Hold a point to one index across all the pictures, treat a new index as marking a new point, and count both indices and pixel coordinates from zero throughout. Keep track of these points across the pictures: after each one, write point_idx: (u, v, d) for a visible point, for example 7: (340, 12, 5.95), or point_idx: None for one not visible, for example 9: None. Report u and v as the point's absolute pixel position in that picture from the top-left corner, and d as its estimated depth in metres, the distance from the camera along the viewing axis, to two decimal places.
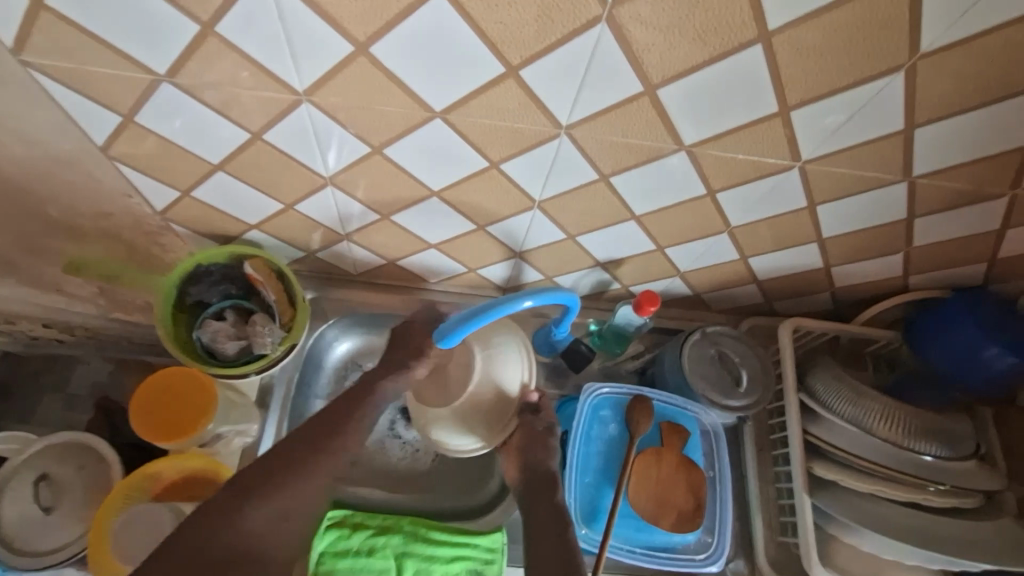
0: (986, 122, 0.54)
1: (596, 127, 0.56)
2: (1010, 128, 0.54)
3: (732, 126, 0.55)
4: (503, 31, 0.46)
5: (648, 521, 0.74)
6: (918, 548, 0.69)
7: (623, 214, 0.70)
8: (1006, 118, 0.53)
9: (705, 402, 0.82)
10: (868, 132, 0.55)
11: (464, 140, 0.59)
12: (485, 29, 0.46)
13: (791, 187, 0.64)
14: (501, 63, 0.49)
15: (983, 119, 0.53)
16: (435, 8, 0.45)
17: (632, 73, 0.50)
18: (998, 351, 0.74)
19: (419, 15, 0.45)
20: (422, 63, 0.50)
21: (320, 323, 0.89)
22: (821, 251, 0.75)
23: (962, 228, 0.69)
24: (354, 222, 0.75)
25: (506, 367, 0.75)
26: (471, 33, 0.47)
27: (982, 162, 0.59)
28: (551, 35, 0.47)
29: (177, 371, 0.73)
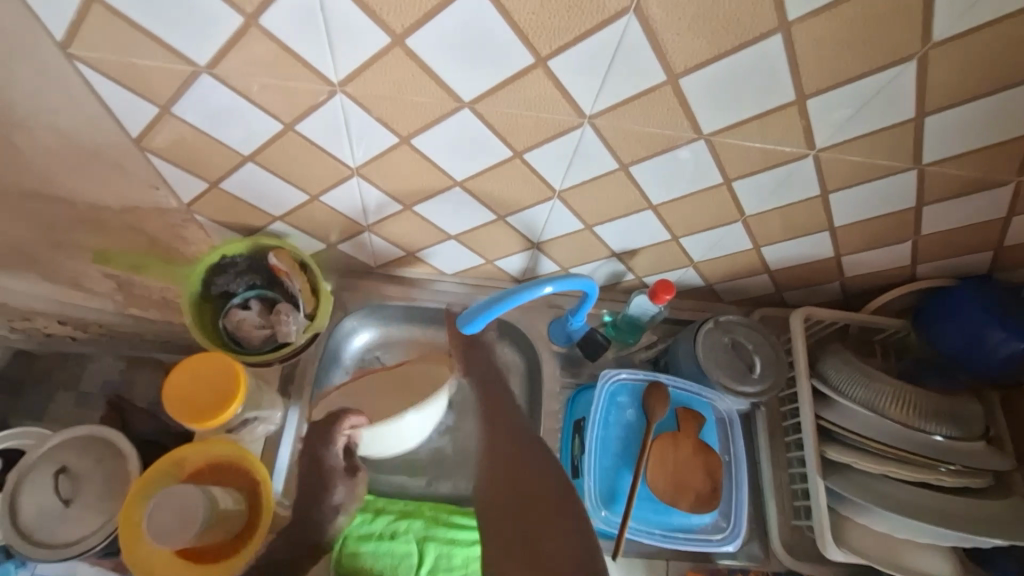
0: (996, 109, 0.56)
1: (618, 116, 0.58)
2: (1016, 115, 0.56)
3: (750, 114, 0.57)
4: (535, 23, 0.49)
5: (666, 502, 0.76)
6: (933, 525, 0.71)
7: (640, 203, 0.72)
8: (1013, 105, 0.55)
9: (720, 389, 0.84)
10: (880, 120, 0.57)
11: (490, 130, 0.61)
12: (517, 20, 0.48)
13: (803, 175, 0.66)
14: (531, 54, 0.51)
15: (992, 106, 0.55)
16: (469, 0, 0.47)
17: (656, 63, 0.52)
18: (1004, 336, 0.77)
19: (455, 7, 0.48)
20: (454, 53, 0.52)
21: (340, 314, 0.91)
22: (831, 240, 0.77)
23: (969, 216, 0.71)
24: (377, 213, 0.77)
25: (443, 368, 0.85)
26: (502, 25, 0.49)
27: (989, 149, 0.61)
28: (580, 27, 0.49)
29: (197, 362, 0.71)
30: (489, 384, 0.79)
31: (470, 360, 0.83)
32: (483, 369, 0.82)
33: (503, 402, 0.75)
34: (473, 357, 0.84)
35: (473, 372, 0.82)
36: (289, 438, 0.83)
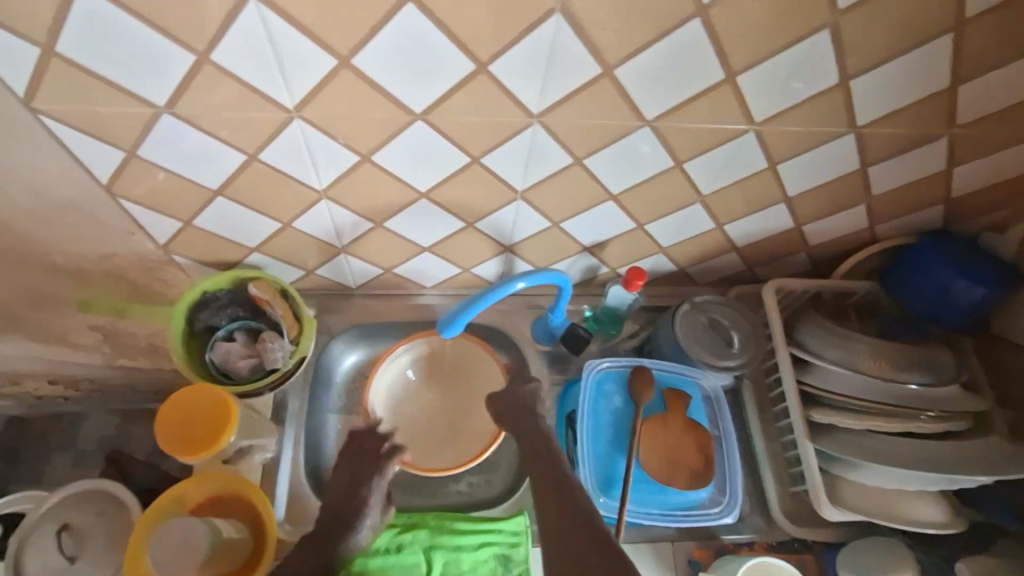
0: (914, 65, 0.59)
1: (564, 112, 0.61)
2: (933, 69, 0.60)
3: (687, 97, 0.60)
4: (471, 31, 0.52)
5: (662, 482, 0.77)
6: (920, 472, 0.72)
7: (601, 195, 0.75)
8: (928, 60, 0.59)
9: (703, 367, 0.86)
10: (809, 88, 0.61)
11: (446, 139, 0.64)
12: (452, 31, 0.51)
13: (749, 150, 0.69)
14: (470, 59, 0.54)
15: (910, 63, 0.59)
16: (405, 17, 0.50)
17: (591, 57, 0.55)
18: (968, 283, 0.80)
19: (392, 24, 0.50)
20: (398, 67, 0.54)
21: (326, 338, 0.93)
22: (789, 211, 0.80)
23: (914, 171, 0.74)
24: (350, 234, 0.79)
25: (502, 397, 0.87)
26: (440, 36, 0.52)
27: (917, 105, 0.64)
28: (513, 31, 0.52)
29: (177, 409, 0.71)
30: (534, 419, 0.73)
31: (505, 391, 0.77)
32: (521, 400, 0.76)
33: (551, 453, 0.67)
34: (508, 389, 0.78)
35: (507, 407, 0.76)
36: (287, 464, 0.84)
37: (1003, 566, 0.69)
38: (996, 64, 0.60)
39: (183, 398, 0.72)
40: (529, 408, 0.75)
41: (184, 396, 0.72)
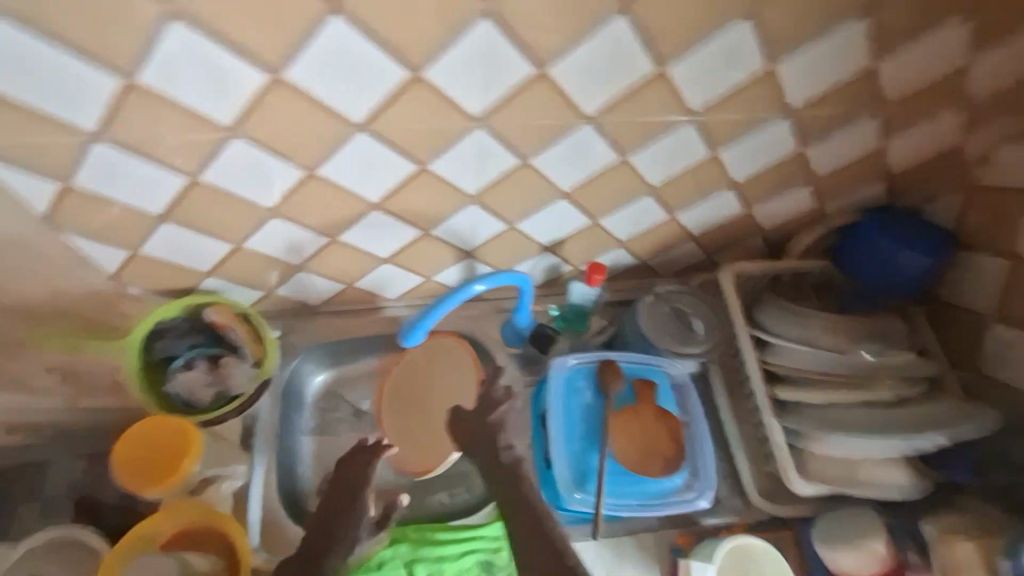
0: (829, 48, 0.63)
1: (504, 112, 0.62)
2: (848, 48, 0.63)
3: (621, 90, 0.62)
4: (401, 38, 0.54)
5: (636, 471, 0.78)
6: (881, 438, 0.73)
7: (553, 193, 0.75)
8: (840, 41, 0.62)
9: (669, 355, 0.88)
10: (736, 75, 0.63)
11: (391, 147, 0.64)
12: (383, 38, 0.53)
13: (691, 139, 0.70)
14: (406, 66, 0.56)
15: (824, 47, 0.63)
16: (335, 29, 0.52)
17: (522, 56, 0.57)
18: (912, 254, 0.82)
19: (323, 37, 0.52)
20: (335, 75, 0.56)
21: (292, 358, 0.92)
22: (737, 196, 0.82)
23: (851, 149, 0.77)
24: (305, 250, 0.79)
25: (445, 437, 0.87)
26: (371, 46, 0.54)
27: (840, 85, 0.68)
28: (443, 36, 0.54)
29: (131, 451, 0.72)
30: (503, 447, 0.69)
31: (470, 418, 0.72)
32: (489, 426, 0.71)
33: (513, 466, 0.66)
34: (478, 412, 0.72)
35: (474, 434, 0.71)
36: (259, 486, 0.81)
37: (964, 523, 0.71)
38: (902, 41, 0.64)
39: (132, 440, 0.72)
40: (495, 435, 0.70)
41: (132, 437, 0.72)
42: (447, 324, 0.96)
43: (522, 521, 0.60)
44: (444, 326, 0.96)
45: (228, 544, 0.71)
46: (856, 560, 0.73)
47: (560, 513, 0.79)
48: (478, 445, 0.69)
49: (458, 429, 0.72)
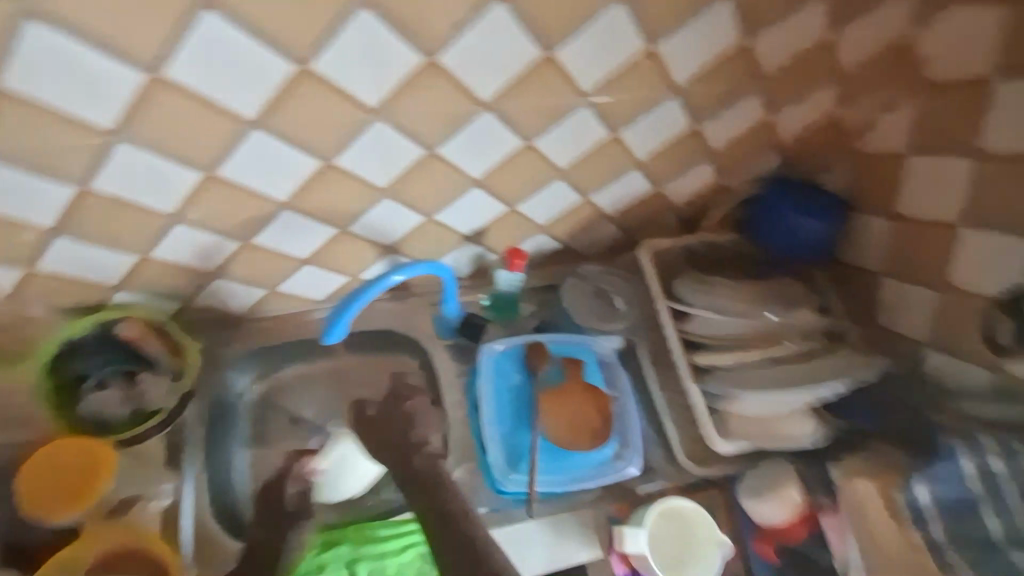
0: (699, 28, 0.67)
1: (400, 103, 0.64)
2: (717, 26, 0.68)
3: (512, 75, 0.65)
4: (280, 30, 0.54)
5: (567, 447, 0.81)
6: (787, 391, 0.78)
7: (464, 181, 0.76)
8: (708, 20, 0.67)
9: (593, 332, 0.92)
10: (620, 56, 0.67)
11: (289, 144, 0.64)
12: (261, 30, 0.54)
13: (590, 120, 0.73)
14: (289, 59, 0.57)
15: (695, 27, 0.67)
16: (210, 23, 0.52)
17: (409, 45, 0.59)
18: (808, 221, 0.86)
19: (198, 30, 0.52)
20: (213, 71, 0.56)
21: (217, 372, 0.88)
22: (646, 174, 0.85)
23: (741, 123, 0.82)
24: (217, 256, 0.77)
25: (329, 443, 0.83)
26: (251, 39, 0.54)
27: (717, 63, 0.72)
28: (322, 26, 0.55)
29: (41, 491, 0.69)
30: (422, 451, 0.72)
31: (383, 428, 0.75)
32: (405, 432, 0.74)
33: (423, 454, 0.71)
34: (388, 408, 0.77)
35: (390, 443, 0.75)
36: (191, 504, 0.78)
37: (867, 465, 0.76)
38: (767, 18, 0.70)
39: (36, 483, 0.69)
40: (408, 429, 0.74)
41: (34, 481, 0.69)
42: (377, 322, 0.95)
43: (431, 513, 0.64)
44: (374, 324, 0.95)
45: (157, 571, 0.68)
46: (776, 506, 0.77)
47: (499, 495, 0.81)
48: (393, 453, 0.72)
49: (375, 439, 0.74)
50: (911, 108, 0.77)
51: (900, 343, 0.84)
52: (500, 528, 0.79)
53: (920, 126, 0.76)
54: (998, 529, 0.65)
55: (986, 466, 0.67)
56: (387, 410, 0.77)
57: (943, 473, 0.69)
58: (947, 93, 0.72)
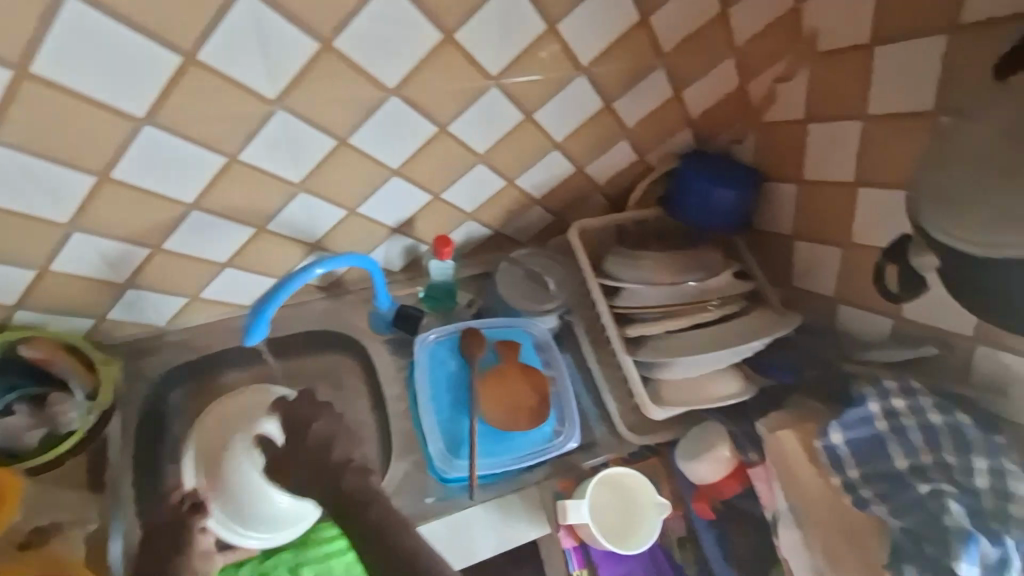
0: (596, 7, 0.69)
1: (301, 93, 0.63)
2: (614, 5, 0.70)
3: (415, 60, 0.64)
4: (158, 21, 0.53)
5: (505, 429, 0.82)
6: (711, 350, 0.82)
7: (381, 171, 0.76)
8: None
9: (529, 314, 0.92)
10: (523, 38, 0.68)
11: (187, 140, 0.62)
12: (136, 21, 0.52)
13: (501, 103, 0.74)
14: (174, 50, 0.55)
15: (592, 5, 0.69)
16: (78, 12, 0.50)
17: (302, 32, 0.58)
18: (723, 190, 0.89)
19: (64, 21, 0.50)
20: (91, 66, 0.54)
21: (143, 386, 0.84)
22: (566, 155, 0.86)
23: (653, 100, 0.83)
24: (126, 266, 0.74)
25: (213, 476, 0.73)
26: (128, 29, 0.53)
27: (619, 43, 0.74)
28: (205, 15, 0.54)
29: None
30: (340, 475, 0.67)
31: (294, 447, 0.71)
32: (323, 457, 0.69)
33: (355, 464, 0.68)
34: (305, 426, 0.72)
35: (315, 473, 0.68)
36: (121, 530, 0.74)
37: (784, 418, 0.79)
38: None
39: None
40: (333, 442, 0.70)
41: None
42: (309, 323, 0.92)
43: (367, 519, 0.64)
44: (307, 326, 0.92)
45: None
46: (710, 467, 0.80)
47: (445, 483, 0.81)
48: (313, 475, 0.69)
49: (281, 455, 0.72)
50: (806, 75, 0.82)
51: (817, 301, 0.89)
52: (444, 517, 0.79)
53: (815, 92, 0.81)
54: (903, 462, 0.69)
55: (889, 406, 0.72)
56: (297, 427, 0.72)
57: (852, 418, 0.72)
58: (835, 60, 0.78)
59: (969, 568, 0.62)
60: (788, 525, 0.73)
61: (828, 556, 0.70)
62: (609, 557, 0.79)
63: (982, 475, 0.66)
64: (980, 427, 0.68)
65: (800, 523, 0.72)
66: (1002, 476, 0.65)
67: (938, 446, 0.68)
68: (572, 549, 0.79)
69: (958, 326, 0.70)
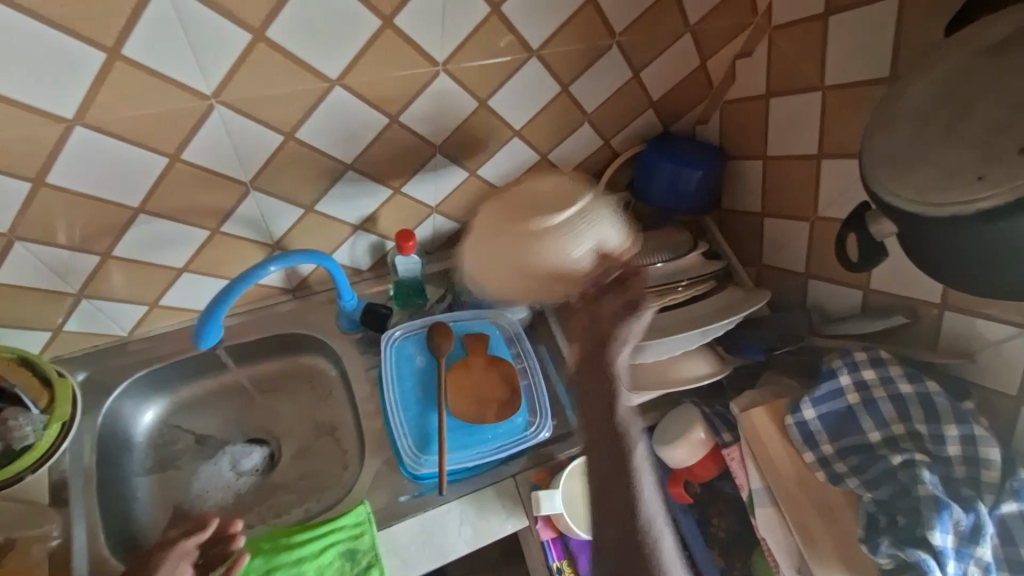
0: None
1: (239, 87, 0.62)
2: None
3: (356, 49, 0.63)
4: (73, 15, 0.52)
5: (475, 422, 0.81)
6: (682, 332, 0.80)
7: (335, 167, 0.74)
8: None
9: (497, 307, 0.89)
10: (468, 22, 0.66)
11: (122, 141, 0.61)
12: (49, 17, 0.51)
13: (451, 90, 0.72)
14: (97, 48, 0.54)
15: None
16: None
17: (231, 24, 0.57)
18: (689, 169, 0.88)
19: None
20: (14, 66, 0.53)
21: (104, 398, 0.82)
22: (527, 143, 0.85)
23: (611, 82, 0.82)
24: (77, 275, 0.73)
25: (574, 239, 0.64)
26: (44, 28, 0.52)
27: (570, 23, 0.72)
28: (122, 8, 0.53)
29: None
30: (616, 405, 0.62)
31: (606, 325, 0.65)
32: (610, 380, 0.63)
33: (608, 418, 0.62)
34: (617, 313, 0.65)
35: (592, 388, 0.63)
36: (83, 542, 0.72)
37: (761, 395, 0.79)
38: None
39: None
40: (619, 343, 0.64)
41: None
42: (277, 326, 0.91)
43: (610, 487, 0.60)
44: (274, 329, 0.91)
45: None
46: (689, 451, 0.79)
47: (419, 481, 0.80)
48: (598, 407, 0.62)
49: (589, 352, 0.65)
50: (765, 49, 0.81)
51: (790, 278, 0.88)
52: (418, 516, 0.78)
53: (775, 67, 0.80)
54: (875, 434, 0.70)
55: (860, 378, 0.72)
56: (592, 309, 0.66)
57: (825, 392, 0.72)
58: (791, 33, 0.77)
59: (943, 537, 0.60)
60: (763, 502, 0.72)
61: (803, 534, 0.68)
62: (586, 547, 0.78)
63: (954, 443, 0.65)
64: (949, 395, 0.67)
65: (775, 500, 0.72)
66: (972, 442, 0.64)
67: (908, 416, 0.69)
68: (549, 540, 0.78)
69: (926, 293, 0.69)
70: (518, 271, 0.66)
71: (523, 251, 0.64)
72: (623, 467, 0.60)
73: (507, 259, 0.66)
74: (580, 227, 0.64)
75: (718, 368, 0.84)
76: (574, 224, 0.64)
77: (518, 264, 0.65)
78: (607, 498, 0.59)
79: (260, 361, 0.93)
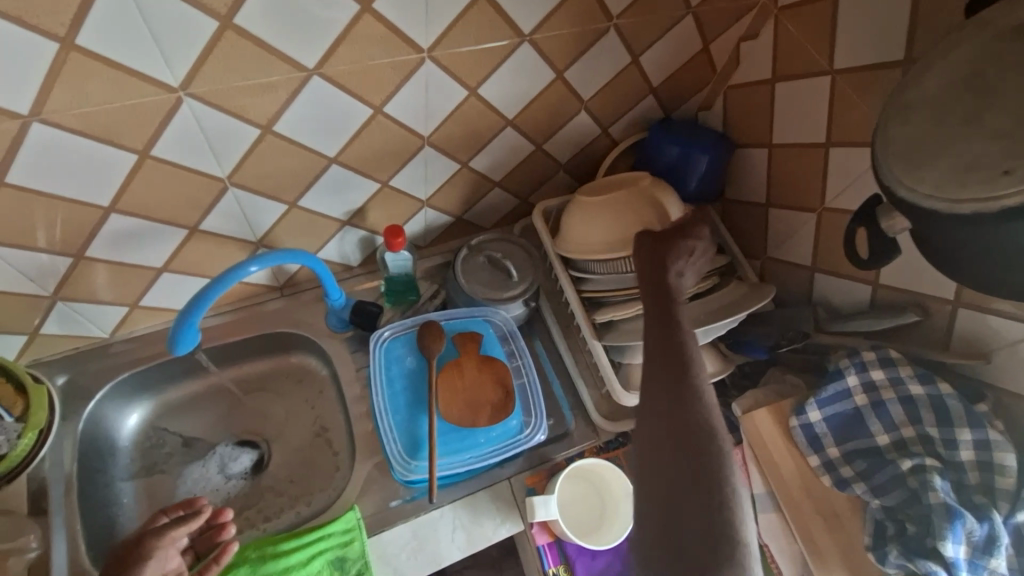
0: None
1: (208, 78, 0.58)
2: None
3: (333, 35, 0.59)
4: (21, 4, 0.48)
5: (468, 427, 0.78)
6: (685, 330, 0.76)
7: (316, 161, 0.71)
8: None
9: (490, 304, 0.86)
10: (454, 5, 0.62)
11: (86, 137, 0.58)
12: None
13: (439, 79, 0.68)
14: (48, 38, 0.50)
15: None
16: None
17: (196, 10, 0.53)
18: (693, 156, 0.84)
19: None
20: None
21: (85, 403, 0.79)
22: (520, 133, 0.81)
23: (608, 68, 0.78)
24: (50, 279, 0.70)
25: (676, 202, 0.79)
26: None
27: (564, 5, 0.68)
28: None
29: None
30: (679, 328, 0.57)
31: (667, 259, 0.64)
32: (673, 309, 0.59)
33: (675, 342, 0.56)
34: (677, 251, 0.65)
35: (655, 316, 0.60)
36: (63, 553, 0.69)
37: (764, 395, 0.76)
38: None
39: None
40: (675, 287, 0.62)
41: None
42: (264, 325, 0.88)
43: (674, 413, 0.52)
44: (261, 327, 0.88)
45: None
46: None
47: (411, 485, 0.78)
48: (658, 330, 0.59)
49: (650, 290, 0.63)
50: (770, 33, 0.77)
51: (796, 272, 0.84)
52: (409, 522, 0.75)
53: (781, 50, 0.76)
54: (884, 438, 0.67)
55: (867, 379, 0.69)
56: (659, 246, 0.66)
57: (831, 394, 0.69)
58: (800, 14, 0.72)
59: (955, 548, 0.57)
60: (765, 508, 0.69)
61: (807, 540, 0.65)
62: (583, 552, 0.75)
63: (967, 448, 0.62)
64: (963, 397, 0.64)
65: (778, 506, 0.68)
66: (987, 448, 0.61)
67: (919, 420, 0.66)
68: (545, 545, 0.75)
69: (939, 290, 0.66)
70: (606, 224, 0.77)
71: (606, 211, 0.78)
72: (689, 387, 0.53)
73: (589, 225, 0.79)
74: (656, 191, 0.78)
75: (720, 366, 0.81)
76: (644, 191, 0.78)
77: (615, 219, 0.77)
78: (673, 417, 0.52)
79: (249, 361, 0.90)
